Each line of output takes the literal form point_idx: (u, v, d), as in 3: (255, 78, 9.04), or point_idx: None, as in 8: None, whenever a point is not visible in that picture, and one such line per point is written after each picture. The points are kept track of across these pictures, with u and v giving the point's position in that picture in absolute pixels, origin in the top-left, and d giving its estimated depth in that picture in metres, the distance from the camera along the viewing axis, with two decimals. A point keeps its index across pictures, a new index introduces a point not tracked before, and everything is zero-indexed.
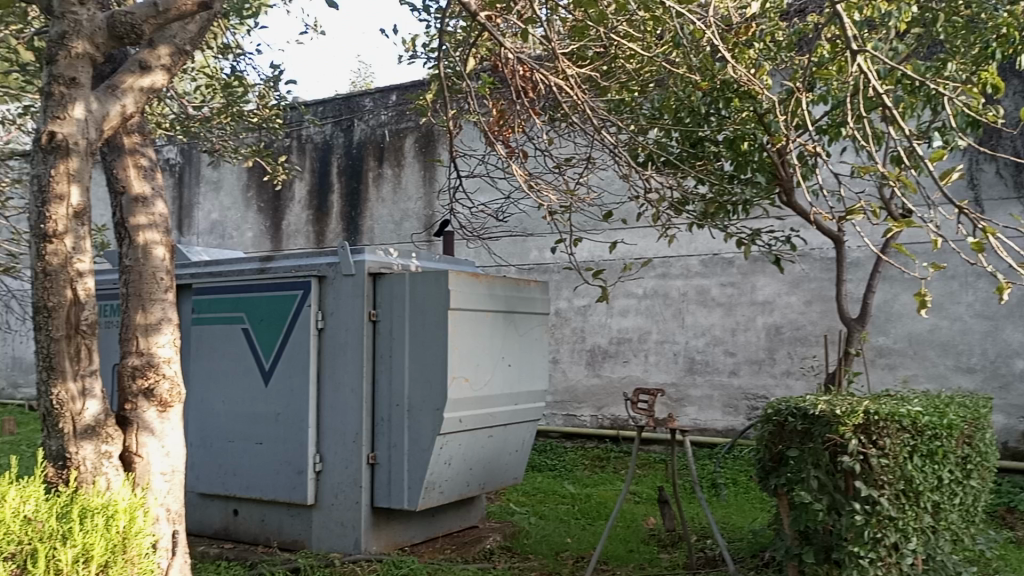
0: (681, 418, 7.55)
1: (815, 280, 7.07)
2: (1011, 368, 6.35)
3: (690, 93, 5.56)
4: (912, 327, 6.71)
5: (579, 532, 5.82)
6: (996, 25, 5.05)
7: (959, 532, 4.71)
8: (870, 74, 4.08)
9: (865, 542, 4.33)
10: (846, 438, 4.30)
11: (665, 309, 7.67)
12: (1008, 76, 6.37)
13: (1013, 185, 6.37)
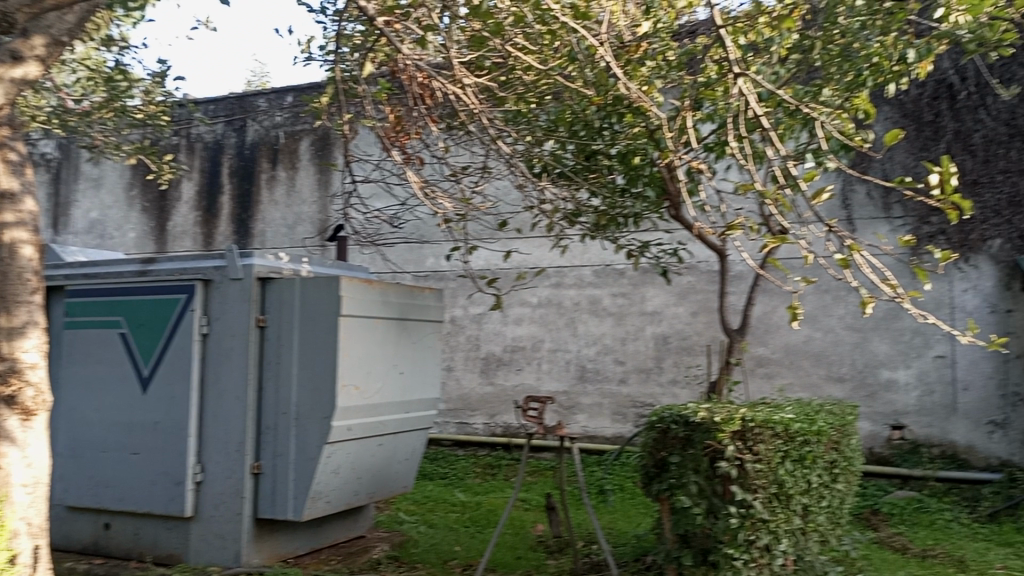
0: (572, 426, 7.66)
1: (701, 292, 7.32)
2: (877, 378, 6.76)
3: (584, 108, 5.70)
4: (789, 339, 7.05)
5: (468, 541, 5.83)
6: (869, 54, 5.30)
7: (826, 534, 4.92)
8: (750, 96, 4.35)
9: (739, 544, 4.56)
10: (723, 444, 4.50)
11: (558, 318, 7.79)
12: (879, 102, 6.76)
13: (881, 207, 6.75)
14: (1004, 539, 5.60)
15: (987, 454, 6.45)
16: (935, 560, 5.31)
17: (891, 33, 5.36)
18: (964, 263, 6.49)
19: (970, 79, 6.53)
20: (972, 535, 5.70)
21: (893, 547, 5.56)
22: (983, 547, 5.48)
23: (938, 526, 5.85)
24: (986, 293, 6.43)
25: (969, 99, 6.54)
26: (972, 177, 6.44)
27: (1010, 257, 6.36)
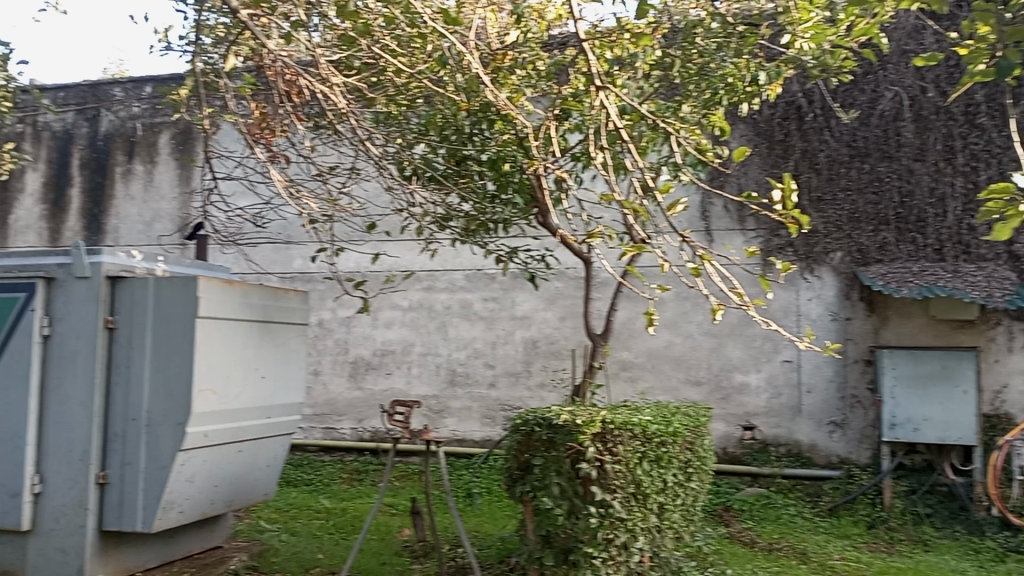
0: (440, 430, 7.66)
1: (569, 297, 7.47)
2: (730, 382, 7.11)
3: (455, 113, 5.69)
4: (651, 344, 7.32)
5: (330, 548, 5.72)
6: (724, 74, 5.65)
7: (680, 530, 5.12)
8: (610, 109, 4.63)
9: (597, 542, 4.70)
10: (584, 445, 4.61)
11: (428, 321, 7.78)
12: (734, 121, 7.11)
13: (736, 219, 7.11)
14: (843, 532, 6.04)
15: (829, 452, 6.87)
16: (781, 553, 5.63)
17: (744, 55, 5.72)
18: (808, 274, 6.93)
19: (816, 102, 6.95)
20: (814, 528, 6.12)
21: (743, 542, 5.86)
22: (824, 540, 5.89)
23: (784, 521, 6.23)
24: (828, 302, 6.89)
25: (815, 120, 6.96)
26: (816, 194, 6.89)
27: (849, 269, 6.83)
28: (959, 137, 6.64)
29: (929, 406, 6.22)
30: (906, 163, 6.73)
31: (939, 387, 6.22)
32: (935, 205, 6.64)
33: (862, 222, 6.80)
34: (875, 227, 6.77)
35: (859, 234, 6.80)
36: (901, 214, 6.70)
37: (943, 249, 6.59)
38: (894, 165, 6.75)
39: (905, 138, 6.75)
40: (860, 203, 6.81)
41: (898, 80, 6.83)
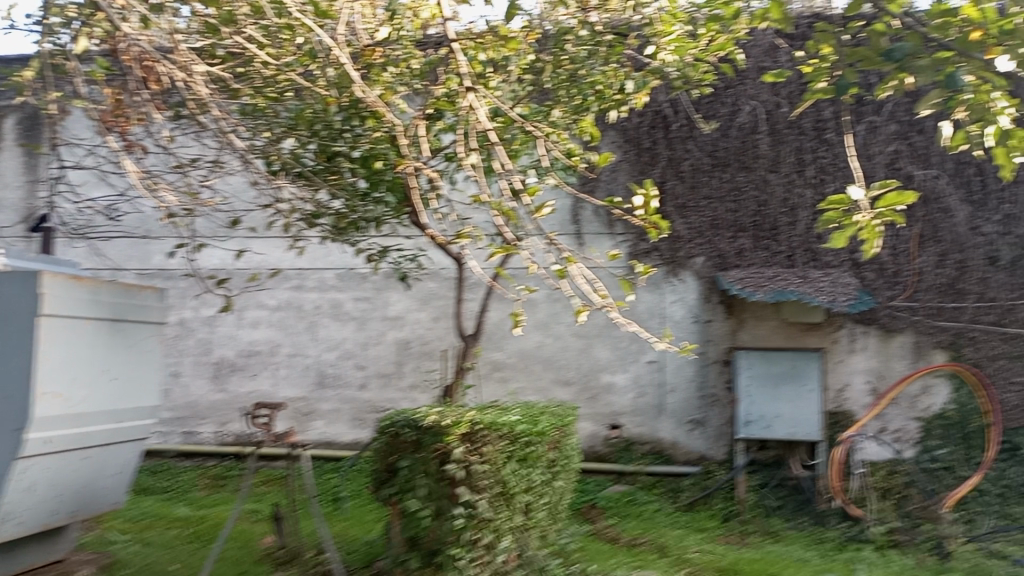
0: (308, 433, 7.49)
1: (441, 298, 7.45)
2: (598, 382, 7.30)
3: (325, 108, 5.56)
4: (522, 345, 7.41)
5: (187, 558, 5.48)
6: (593, 82, 5.80)
7: (545, 529, 5.19)
8: (480, 110, 4.65)
9: (463, 543, 4.69)
10: (451, 446, 4.62)
11: (297, 322, 7.58)
12: (604, 128, 7.30)
13: (605, 223, 7.30)
14: (700, 526, 6.32)
15: (689, 449, 7.15)
16: (642, 548, 5.83)
17: (612, 63, 5.91)
18: (672, 278, 7.21)
19: (680, 112, 7.24)
20: (674, 523, 6.37)
21: (606, 538, 6.02)
22: (682, 534, 6.14)
23: (646, 517, 6.45)
24: (690, 305, 7.19)
25: (680, 130, 7.23)
26: (681, 201, 7.18)
27: (710, 273, 7.15)
28: (809, 151, 7.07)
29: (780, 403, 6.60)
30: (762, 174, 7.10)
31: (789, 386, 6.61)
32: (787, 214, 7.04)
33: (722, 229, 7.13)
34: (734, 234, 7.11)
35: (719, 240, 7.12)
36: (757, 222, 7.07)
37: (794, 256, 6.99)
38: (751, 175, 7.11)
39: (761, 151, 7.12)
40: (720, 210, 7.13)
41: (755, 95, 7.19)
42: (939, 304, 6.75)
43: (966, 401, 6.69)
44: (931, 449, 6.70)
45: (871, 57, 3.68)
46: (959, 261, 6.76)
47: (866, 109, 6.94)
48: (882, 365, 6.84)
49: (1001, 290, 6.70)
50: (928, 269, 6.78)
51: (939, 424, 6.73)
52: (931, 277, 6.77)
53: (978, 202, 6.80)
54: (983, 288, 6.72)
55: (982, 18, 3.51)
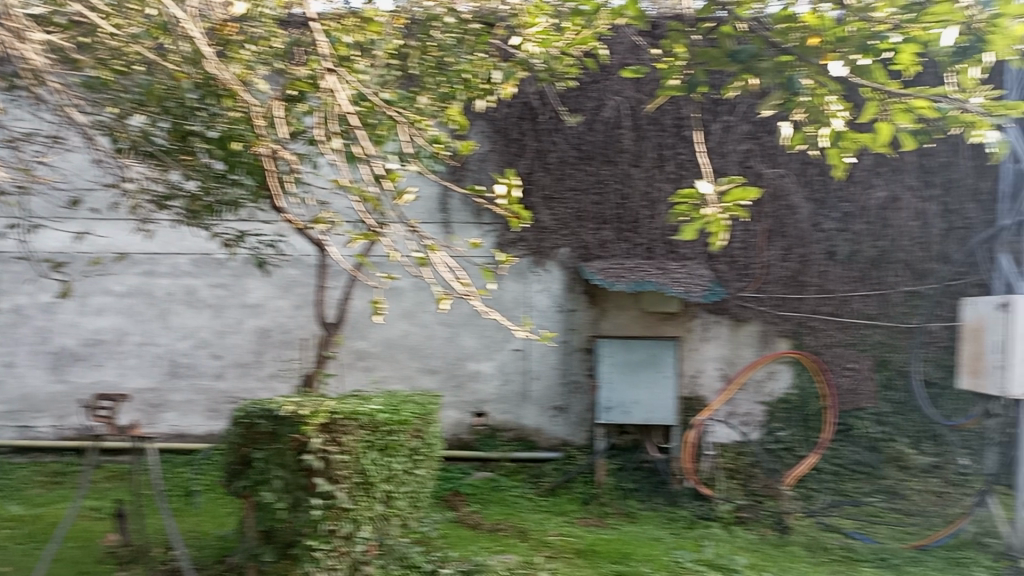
0: (158, 425, 7.18)
1: (304, 285, 7.22)
2: (463, 370, 7.33)
3: (177, 84, 5.21)
4: (387, 333, 7.34)
5: (17, 559, 5.11)
6: (460, 71, 5.78)
7: (406, 517, 5.10)
8: (340, 93, 4.47)
9: (319, 535, 4.58)
10: (308, 436, 4.50)
11: (147, 309, 7.19)
12: (472, 117, 7.30)
13: (473, 213, 7.31)
14: (560, 509, 6.46)
15: (551, 435, 7.30)
16: (503, 533, 5.90)
17: (478, 52, 5.90)
18: (537, 267, 7.33)
19: (547, 105, 7.31)
20: (535, 507, 6.48)
21: (468, 525, 6.04)
22: (543, 518, 6.26)
23: (508, 502, 6.54)
24: (554, 294, 7.33)
25: (546, 121, 7.32)
26: (547, 192, 7.29)
27: (574, 264, 7.30)
28: (669, 147, 7.28)
29: (638, 390, 6.82)
30: (624, 168, 7.29)
31: (646, 372, 6.83)
32: (648, 208, 7.27)
33: (586, 221, 7.29)
34: (597, 225, 7.29)
35: (583, 231, 7.29)
36: (619, 215, 7.28)
37: (653, 248, 7.25)
38: (614, 169, 7.29)
39: (624, 145, 7.29)
40: (585, 203, 7.29)
41: (620, 91, 7.34)
42: (783, 295, 7.17)
43: (807, 384, 7.12)
44: (774, 431, 7.11)
45: (718, 58, 3.85)
46: (802, 255, 7.17)
47: (722, 108, 7.24)
48: (731, 353, 7.21)
49: (839, 282, 7.15)
50: (774, 262, 7.17)
51: (782, 408, 7.14)
52: (777, 270, 7.17)
53: (820, 200, 7.18)
54: (823, 280, 7.16)
55: (820, 25, 3.70)
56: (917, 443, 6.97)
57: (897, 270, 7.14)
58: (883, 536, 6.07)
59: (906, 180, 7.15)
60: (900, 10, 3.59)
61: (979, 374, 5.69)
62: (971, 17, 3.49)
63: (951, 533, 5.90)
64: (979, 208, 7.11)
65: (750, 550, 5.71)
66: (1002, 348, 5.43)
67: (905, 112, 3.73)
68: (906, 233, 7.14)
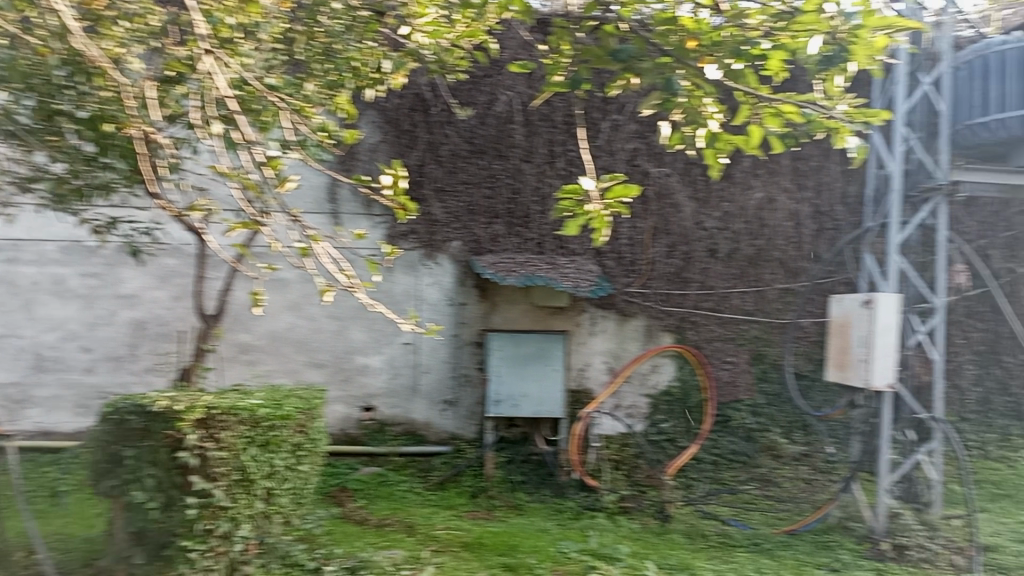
0: (21, 423, 6.75)
1: (183, 276, 6.95)
2: (351, 364, 7.22)
3: (42, 59, 4.80)
4: (272, 326, 7.14)
5: None
6: (348, 58, 5.67)
7: (288, 514, 5.00)
8: (218, 76, 4.18)
9: (195, 534, 4.41)
10: (184, 433, 4.33)
11: (9, 299, 6.75)
12: (362, 107, 7.18)
13: (363, 203, 7.20)
14: (449, 503, 6.45)
15: (440, 429, 7.28)
16: (389, 528, 5.83)
17: (368, 41, 5.77)
18: (428, 260, 7.28)
19: (439, 97, 7.27)
20: (423, 502, 6.44)
21: (354, 521, 5.93)
22: (431, 512, 6.22)
23: (396, 497, 6.47)
24: (445, 288, 7.30)
25: (438, 114, 7.28)
26: (439, 184, 7.25)
27: (465, 257, 7.30)
28: (559, 144, 7.37)
29: (526, 383, 6.83)
30: (516, 163, 7.33)
31: (535, 366, 6.85)
32: (538, 203, 7.34)
33: (477, 215, 7.30)
34: (488, 220, 7.31)
35: (474, 225, 7.29)
36: (510, 209, 7.32)
37: (543, 243, 7.33)
38: (506, 164, 7.32)
39: (515, 140, 7.33)
40: (477, 197, 7.30)
41: (511, 86, 7.37)
42: (667, 291, 7.39)
43: (688, 377, 7.39)
44: (657, 422, 7.34)
45: (600, 57, 3.97)
46: (685, 252, 7.41)
47: (612, 107, 7.38)
48: (618, 347, 7.38)
49: (719, 279, 7.44)
50: (659, 258, 7.38)
51: (664, 400, 7.37)
52: (662, 267, 7.38)
53: (703, 200, 7.43)
54: (704, 277, 7.42)
55: (697, 29, 3.79)
56: (789, 433, 7.33)
57: (772, 268, 7.49)
58: (757, 522, 6.34)
59: (781, 182, 7.49)
60: (771, 18, 3.75)
61: (845, 368, 6.00)
62: (835, 26, 3.64)
63: (819, 518, 6.21)
64: (847, 210, 7.54)
65: (633, 538, 5.85)
66: (867, 342, 5.73)
67: (774, 116, 3.89)
68: (781, 232, 7.49)
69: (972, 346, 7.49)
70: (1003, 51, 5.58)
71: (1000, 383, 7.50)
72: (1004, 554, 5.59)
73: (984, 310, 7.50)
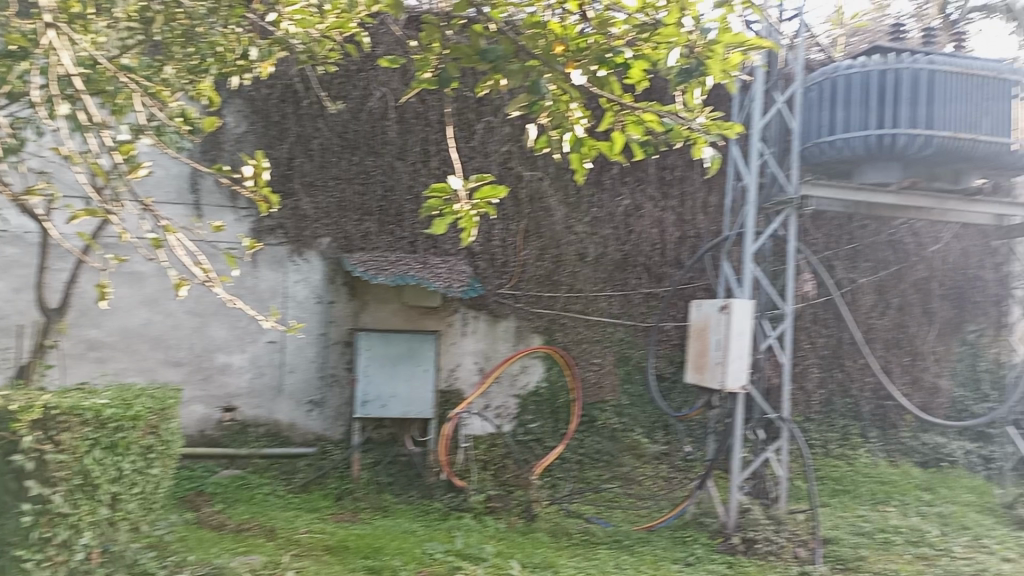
0: None
1: (25, 266, 6.47)
2: (212, 363, 6.93)
3: None
4: (125, 322, 6.76)
5: None
6: (213, 43, 5.44)
7: (137, 520, 4.72)
8: (62, 52, 3.89)
9: (31, 544, 4.09)
10: (18, 434, 4.01)
11: None
12: (228, 95, 6.94)
13: (228, 196, 6.93)
14: (312, 506, 6.28)
15: (305, 430, 7.10)
16: (248, 533, 5.60)
17: (232, 26, 5.56)
18: (296, 257, 7.09)
19: (310, 89, 7.10)
20: (285, 505, 6.25)
21: (210, 526, 5.66)
22: (293, 515, 6.04)
23: (256, 501, 6.25)
24: (313, 285, 7.13)
25: (310, 107, 7.11)
26: (308, 179, 7.09)
27: (334, 254, 7.16)
28: (434, 143, 7.34)
29: (395, 383, 6.72)
30: (389, 160, 7.25)
31: (405, 366, 6.74)
32: (411, 202, 7.28)
33: (348, 211, 7.17)
34: (360, 216, 7.19)
35: (345, 222, 7.15)
36: (382, 207, 7.23)
37: (416, 242, 7.27)
38: (379, 160, 7.23)
39: (388, 137, 7.25)
40: (348, 192, 7.17)
41: (386, 82, 7.28)
42: (536, 293, 7.49)
43: (556, 378, 7.53)
44: (524, 422, 7.44)
45: (469, 56, 3.76)
46: (556, 255, 7.54)
47: (486, 108, 7.42)
48: (488, 347, 7.41)
49: (587, 282, 7.61)
50: (530, 261, 7.48)
51: (532, 400, 7.48)
52: (532, 269, 7.49)
53: (573, 204, 7.59)
54: (573, 280, 7.58)
55: (564, 34, 3.89)
56: (650, 432, 7.60)
57: (637, 273, 7.73)
58: (619, 519, 6.51)
59: (647, 190, 7.75)
60: (634, 28, 3.94)
61: (703, 370, 6.26)
62: (693, 40, 3.83)
63: (676, 514, 6.43)
64: (708, 219, 7.89)
65: (498, 538, 5.88)
66: (723, 345, 6.00)
67: (636, 123, 4.09)
68: (646, 239, 7.74)
69: (817, 350, 8.01)
70: (848, 76, 5.98)
71: (842, 385, 8.05)
72: (842, 546, 5.93)
73: (828, 317, 8.01)
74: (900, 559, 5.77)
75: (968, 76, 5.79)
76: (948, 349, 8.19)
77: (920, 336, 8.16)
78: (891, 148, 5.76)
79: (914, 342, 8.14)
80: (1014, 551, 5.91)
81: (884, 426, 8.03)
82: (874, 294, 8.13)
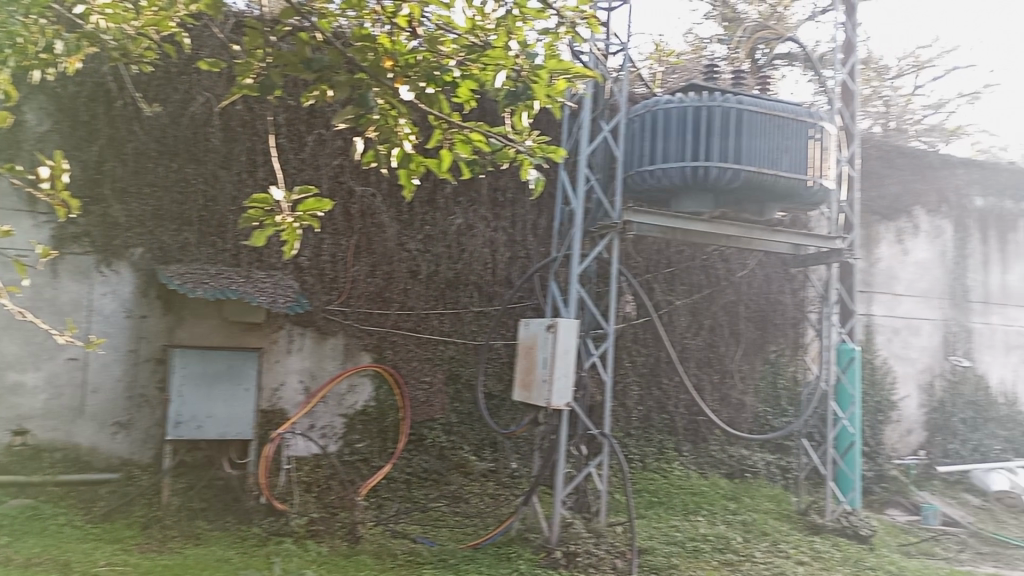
0: None
1: None
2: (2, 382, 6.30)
3: None
4: None
5: None
6: (11, 34, 4.97)
7: None
8: None
9: None
10: None
11: None
12: (30, 91, 6.43)
13: (25, 199, 6.38)
14: (114, 536, 5.80)
15: (109, 455, 6.57)
16: (38, 568, 5.08)
17: (35, 16, 5.11)
18: (103, 267, 6.59)
19: (125, 90, 6.67)
20: (82, 536, 5.73)
21: None
22: (92, 548, 5.54)
23: (49, 533, 5.70)
24: (123, 298, 6.65)
25: (124, 108, 6.68)
26: (120, 184, 6.63)
27: (148, 265, 6.71)
28: (261, 153, 7.08)
29: (213, 403, 6.34)
30: (211, 168, 6.91)
31: (223, 385, 6.38)
32: (235, 213, 6.96)
33: (165, 220, 6.75)
34: (178, 226, 6.79)
35: (161, 231, 6.73)
36: (203, 217, 6.86)
37: (239, 255, 6.95)
38: (200, 169, 6.88)
39: (211, 144, 6.92)
40: (164, 200, 6.76)
41: (211, 87, 6.96)
42: (366, 310, 7.38)
43: (384, 397, 7.44)
44: (351, 442, 7.27)
45: (294, 63, 3.64)
46: (387, 272, 7.46)
47: (317, 121, 7.26)
48: (314, 365, 7.21)
49: (418, 300, 7.59)
50: (360, 277, 7.36)
51: (360, 419, 7.34)
52: (362, 285, 7.37)
53: (405, 221, 7.56)
54: (404, 298, 7.53)
55: (393, 49, 3.88)
56: (478, 450, 7.66)
57: (468, 292, 7.79)
58: (444, 538, 6.44)
59: (479, 210, 7.86)
60: (463, 49, 4.08)
61: (530, 388, 6.38)
62: (518, 63, 3.98)
63: (501, 531, 6.46)
64: (537, 240, 8.09)
65: (320, 563, 5.67)
66: (550, 363, 6.12)
67: (465, 142, 4.13)
68: (478, 258, 7.83)
69: (636, 368, 8.39)
70: (668, 110, 6.34)
71: (659, 402, 8.46)
72: (656, 555, 6.22)
73: (647, 337, 8.42)
74: (708, 565, 6.12)
75: (771, 117, 6.29)
76: (753, 367, 8.83)
77: (728, 355, 8.75)
78: (703, 179, 6.17)
79: (723, 360, 8.72)
80: (807, 554, 6.44)
81: (696, 440, 8.52)
82: (689, 316, 8.66)
